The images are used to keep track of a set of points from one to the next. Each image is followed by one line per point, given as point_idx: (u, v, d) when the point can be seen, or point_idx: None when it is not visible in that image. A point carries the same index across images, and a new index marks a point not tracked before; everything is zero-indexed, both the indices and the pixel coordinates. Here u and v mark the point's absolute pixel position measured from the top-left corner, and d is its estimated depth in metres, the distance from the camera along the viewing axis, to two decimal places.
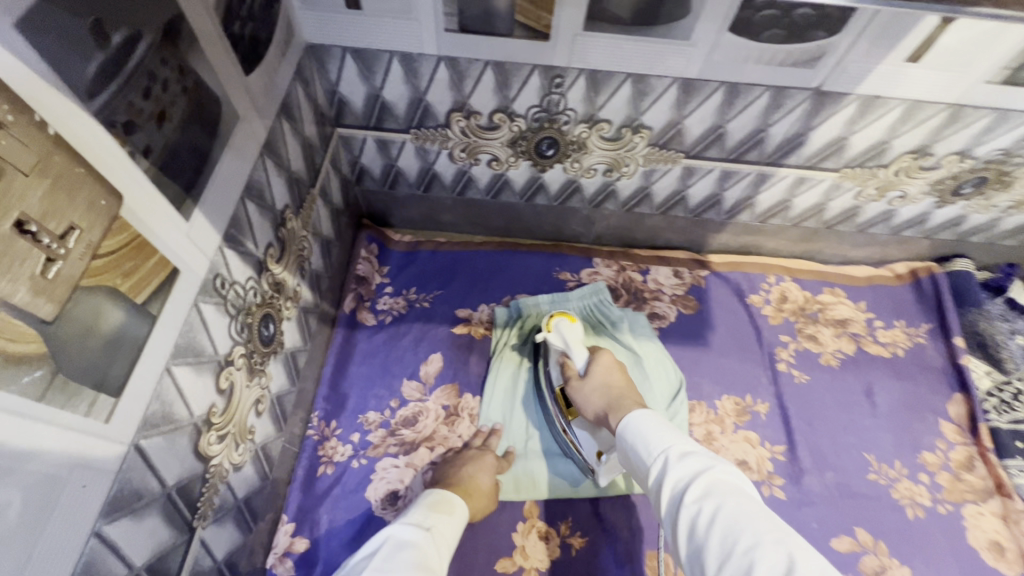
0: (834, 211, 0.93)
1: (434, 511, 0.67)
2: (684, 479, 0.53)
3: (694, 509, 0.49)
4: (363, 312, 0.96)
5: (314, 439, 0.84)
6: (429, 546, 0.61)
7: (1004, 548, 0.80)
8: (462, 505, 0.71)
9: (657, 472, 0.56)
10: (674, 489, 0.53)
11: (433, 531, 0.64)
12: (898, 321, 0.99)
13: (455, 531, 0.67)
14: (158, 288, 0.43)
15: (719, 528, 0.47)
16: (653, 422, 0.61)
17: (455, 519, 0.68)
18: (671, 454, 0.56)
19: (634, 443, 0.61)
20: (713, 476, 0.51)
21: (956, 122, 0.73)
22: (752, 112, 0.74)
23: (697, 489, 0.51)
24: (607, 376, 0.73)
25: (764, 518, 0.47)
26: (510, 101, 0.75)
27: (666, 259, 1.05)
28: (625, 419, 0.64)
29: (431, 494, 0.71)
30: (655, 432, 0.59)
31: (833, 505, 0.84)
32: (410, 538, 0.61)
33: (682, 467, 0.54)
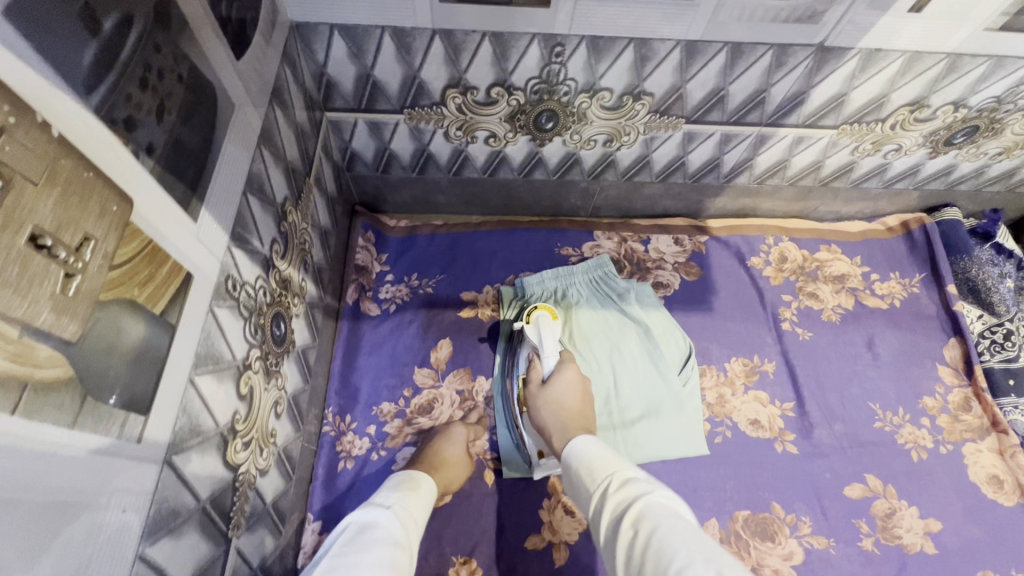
0: (831, 167, 0.93)
1: (399, 491, 0.66)
2: (621, 505, 0.53)
3: (629, 535, 0.50)
4: (366, 302, 0.94)
5: (331, 435, 0.83)
6: (394, 522, 0.60)
7: (1002, 481, 0.85)
8: (428, 482, 0.71)
9: (597, 502, 0.57)
10: (615, 516, 0.53)
11: (397, 506, 0.62)
12: (893, 273, 1.01)
13: (424, 506, 0.66)
14: (176, 295, 0.40)
15: (653, 549, 0.47)
16: (599, 452, 0.63)
17: (420, 493, 0.67)
18: (613, 483, 0.57)
19: (581, 472, 0.62)
20: (649, 500, 0.52)
21: (954, 72, 0.74)
22: (755, 73, 0.73)
23: (635, 513, 0.51)
24: (562, 393, 0.78)
25: (696, 535, 0.47)
26: (508, 73, 0.72)
27: (666, 227, 1.05)
28: (575, 448, 0.66)
29: (397, 476, 0.70)
30: (597, 463, 0.61)
31: (843, 454, 0.87)
32: (372, 517, 0.60)
33: (626, 492, 0.54)
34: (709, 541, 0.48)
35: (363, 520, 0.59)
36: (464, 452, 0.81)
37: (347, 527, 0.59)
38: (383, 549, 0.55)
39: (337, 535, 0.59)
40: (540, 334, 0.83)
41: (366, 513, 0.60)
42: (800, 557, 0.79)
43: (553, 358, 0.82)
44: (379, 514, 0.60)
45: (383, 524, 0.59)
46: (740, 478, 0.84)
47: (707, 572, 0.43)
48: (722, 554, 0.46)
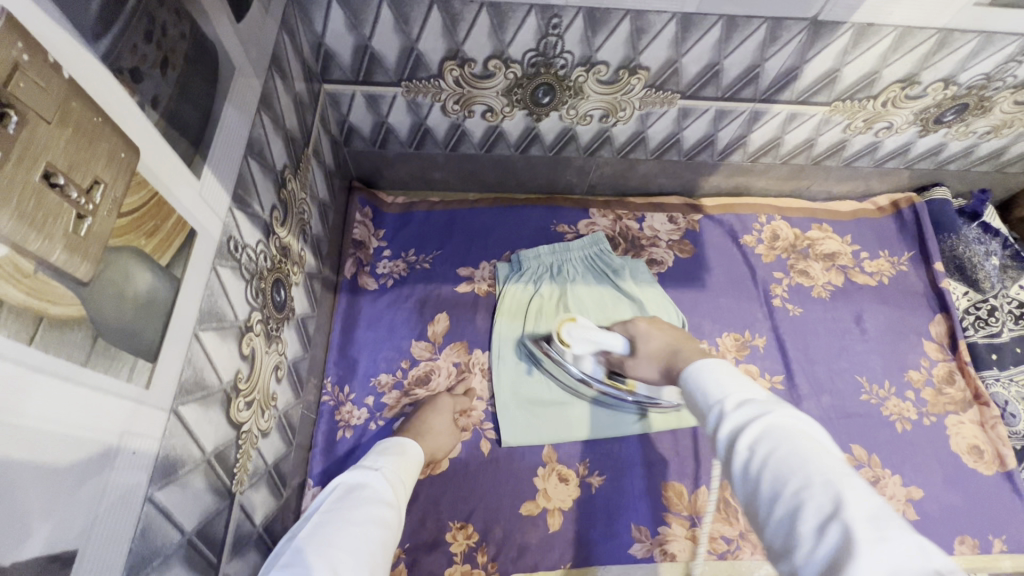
0: (823, 145, 0.94)
1: (387, 455, 0.68)
2: (734, 425, 0.46)
3: (743, 456, 0.43)
4: (363, 277, 0.95)
5: (329, 405, 0.84)
6: (383, 483, 0.62)
7: (982, 450, 0.88)
8: (415, 446, 0.72)
9: (709, 419, 0.49)
10: (725, 436, 0.46)
11: (386, 469, 0.65)
12: (882, 251, 1.03)
13: (413, 471, 0.69)
14: (180, 250, 0.41)
15: (772, 475, 0.40)
16: (718, 369, 0.54)
17: (408, 457, 0.69)
18: (725, 404, 0.49)
19: (697, 391, 0.54)
20: (771, 422, 0.44)
21: (945, 48, 0.75)
22: (749, 47, 0.73)
23: (752, 434, 0.44)
24: (649, 337, 0.78)
25: (824, 463, 0.39)
26: (506, 45, 0.72)
27: (661, 205, 1.06)
28: (698, 364, 0.57)
29: (387, 442, 0.72)
30: (716, 382, 0.53)
31: (830, 425, 0.89)
32: (361, 479, 0.62)
33: (739, 414, 0.46)
34: (844, 467, 0.40)
35: (352, 482, 0.62)
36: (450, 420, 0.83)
37: (337, 488, 0.61)
38: (373, 505, 0.58)
39: (327, 495, 0.60)
40: (584, 335, 0.83)
41: (356, 475, 0.62)
42: None
43: (615, 336, 0.82)
44: (369, 476, 0.62)
45: (373, 484, 0.61)
46: None
47: (827, 504, 0.36)
48: (852, 475, 0.39)
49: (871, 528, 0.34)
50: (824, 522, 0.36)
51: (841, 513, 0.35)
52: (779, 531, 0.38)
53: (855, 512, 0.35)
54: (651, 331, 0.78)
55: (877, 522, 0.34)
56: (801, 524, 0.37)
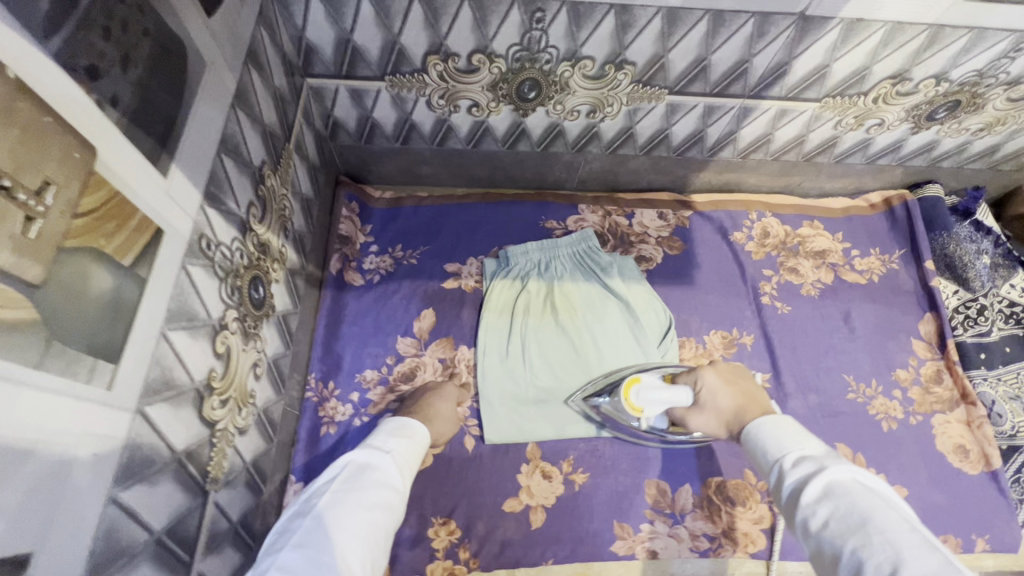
0: (814, 142, 0.93)
1: (398, 436, 0.66)
2: (798, 481, 0.54)
3: (805, 511, 0.51)
4: (350, 272, 0.94)
5: (313, 400, 0.84)
6: (392, 467, 0.62)
7: (968, 450, 0.88)
8: (422, 430, 0.70)
9: (774, 477, 0.57)
10: (793, 490, 0.54)
11: (396, 453, 0.63)
12: (873, 249, 1.03)
13: (419, 453, 0.67)
14: (146, 250, 0.41)
15: (834, 528, 0.47)
16: (772, 428, 0.62)
17: (416, 440, 0.67)
18: (786, 463, 0.57)
19: (757, 447, 0.62)
20: (832, 477, 0.51)
21: (935, 44, 0.73)
22: (737, 42, 0.72)
23: (816, 490, 0.51)
24: (717, 395, 0.74)
25: (885, 515, 0.46)
26: (489, 40, 0.71)
27: (651, 201, 1.05)
28: (754, 422, 0.64)
29: (391, 420, 0.69)
30: (776, 438, 0.60)
31: (815, 424, 0.89)
32: (372, 460, 0.61)
33: (800, 472, 0.54)
34: (909, 521, 0.46)
35: (362, 460, 0.60)
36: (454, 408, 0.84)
37: (346, 464, 0.59)
38: (381, 489, 0.58)
39: (334, 470, 0.59)
40: (654, 399, 0.78)
41: (367, 454, 0.61)
42: (770, 520, 0.81)
43: (683, 388, 0.77)
44: (381, 458, 0.62)
45: (384, 467, 0.61)
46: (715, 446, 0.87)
47: (887, 556, 0.43)
48: (923, 532, 0.44)
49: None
50: (884, 573, 0.42)
51: (900, 561, 0.42)
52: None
53: (914, 563, 0.41)
54: (719, 387, 0.75)
55: (939, 565, 0.41)
56: (863, 572, 0.43)
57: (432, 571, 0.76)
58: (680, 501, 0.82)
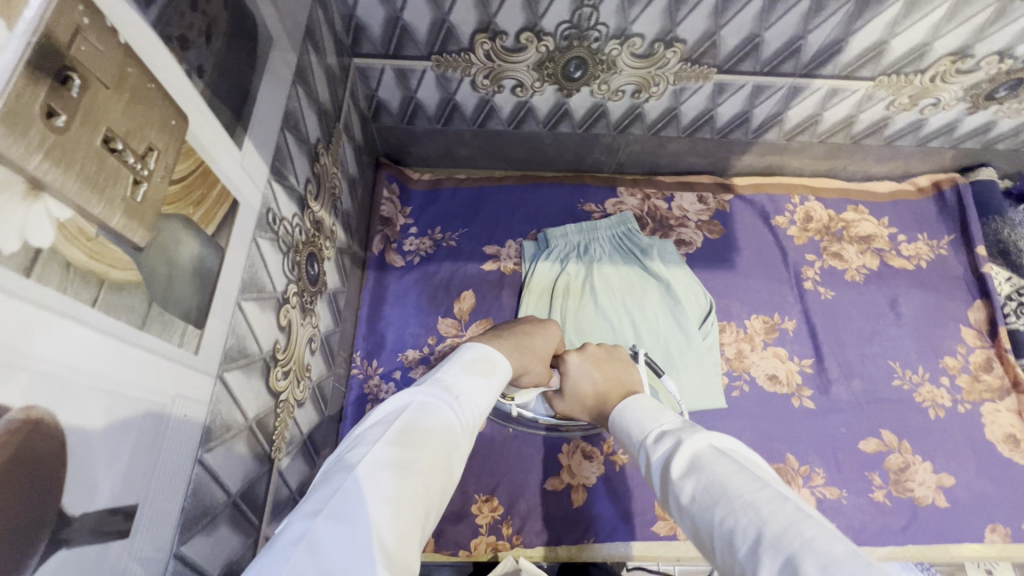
0: (864, 123, 0.91)
1: (469, 374, 0.50)
2: (661, 460, 0.47)
3: (674, 491, 0.43)
4: (391, 253, 0.95)
5: (359, 377, 0.86)
6: (456, 418, 0.45)
7: (1018, 440, 0.86)
8: (504, 365, 0.55)
9: (641, 461, 0.50)
10: (659, 473, 0.46)
11: (461, 401, 0.47)
12: (920, 234, 1.00)
13: (492, 399, 0.52)
14: (224, 220, 0.42)
15: (699, 503, 0.41)
16: (632, 411, 0.56)
17: (491, 384, 0.51)
18: (649, 442, 0.50)
19: (624, 431, 0.55)
20: (690, 446, 0.45)
21: (1002, 18, 0.70)
22: (792, 18, 0.71)
23: (679, 465, 0.44)
24: (580, 381, 0.67)
25: (737, 475, 0.40)
26: (539, 17, 0.71)
27: (690, 184, 1.04)
28: (618, 406, 0.58)
29: (468, 350, 0.54)
30: (642, 417, 0.53)
31: (859, 411, 0.88)
32: (433, 403, 0.44)
33: (662, 448, 0.47)
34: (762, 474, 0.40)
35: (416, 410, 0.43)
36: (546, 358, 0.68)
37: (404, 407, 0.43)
38: (439, 447, 0.41)
39: (392, 409, 0.43)
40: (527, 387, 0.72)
41: (423, 401, 0.44)
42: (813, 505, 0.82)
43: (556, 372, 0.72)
44: (446, 404, 0.45)
45: (447, 416, 0.44)
46: (756, 429, 0.86)
47: (750, 522, 0.37)
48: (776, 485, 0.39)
49: (788, 532, 0.34)
50: (751, 541, 0.36)
51: (762, 524, 0.36)
52: (723, 558, 0.38)
53: (771, 520, 0.36)
54: (587, 372, 0.67)
55: (796, 518, 0.35)
56: (736, 546, 0.37)
57: (475, 546, 0.77)
58: None
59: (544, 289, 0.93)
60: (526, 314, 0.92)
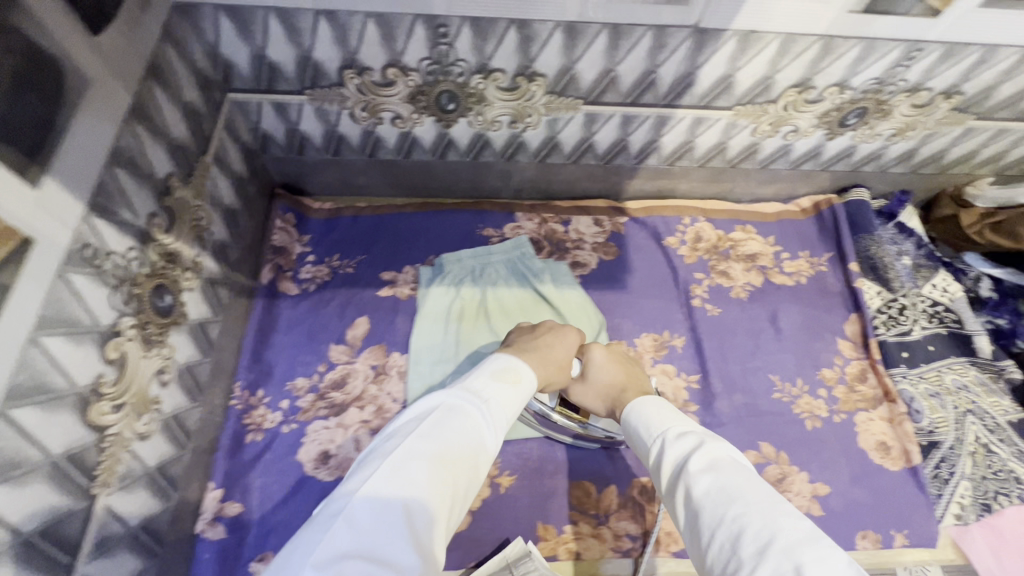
0: (735, 149, 0.96)
1: (496, 380, 0.61)
2: (680, 456, 0.55)
3: (688, 484, 0.52)
4: (284, 281, 0.95)
5: (238, 408, 0.84)
6: (483, 418, 0.56)
7: (889, 447, 0.89)
8: (529, 375, 0.65)
9: (654, 452, 0.59)
10: (676, 466, 0.55)
11: (488, 402, 0.58)
12: (802, 252, 1.05)
13: (519, 401, 0.62)
14: (7, 257, 0.42)
15: (714, 499, 0.49)
16: (653, 407, 0.64)
17: (518, 389, 0.62)
18: (668, 437, 0.58)
19: (639, 423, 0.63)
20: (710, 452, 0.54)
21: (830, 53, 0.76)
22: (638, 54, 0.75)
23: (699, 463, 0.53)
24: (602, 373, 0.76)
25: (752, 490, 0.49)
26: (399, 54, 0.74)
27: (586, 208, 1.08)
28: (637, 401, 0.67)
29: (498, 359, 0.65)
30: (660, 416, 0.62)
31: (738, 424, 0.90)
32: (462, 407, 0.56)
33: (680, 446, 0.56)
34: (773, 493, 0.49)
35: (448, 410, 0.55)
36: (569, 357, 0.76)
37: (435, 410, 0.55)
38: (462, 443, 0.53)
39: (429, 409, 0.55)
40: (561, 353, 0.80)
41: (457, 404, 0.56)
42: None
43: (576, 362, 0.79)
44: (474, 407, 0.56)
45: (474, 418, 0.55)
46: None
47: (761, 529, 0.45)
48: (785, 504, 0.48)
49: (798, 545, 0.43)
50: (760, 544, 0.44)
51: (774, 534, 0.44)
52: (721, 547, 0.46)
53: (785, 532, 0.44)
54: (607, 365, 0.76)
55: (808, 536, 0.44)
56: (741, 545, 0.45)
57: None
58: (605, 501, 0.83)
59: (437, 311, 0.94)
60: (418, 339, 0.92)
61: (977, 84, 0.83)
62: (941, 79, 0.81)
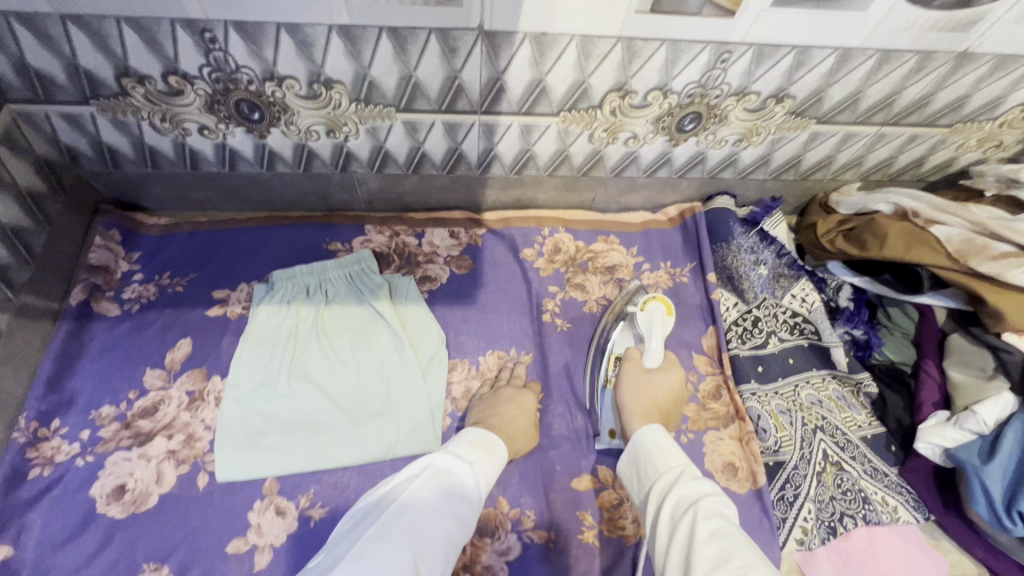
0: (579, 156, 0.92)
1: (478, 448, 0.69)
2: (691, 497, 0.59)
3: (693, 525, 0.55)
4: (102, 302, 0.89)
5: (22, 441, 0.77)
6: (469, 478, 0.65)
7: (736, 468, 0.84)
8: (503, 446, 0.74)
9: (665, 485, 0.62)
10: (683, 504, 0.59)
11: (475, 466, 0.67)
12: (663, 263, 1.01)
13: (496, 469, 0.70)
14: None
15: (717, 544, 0.52)
16: (667, 442, 0.68)
17: (495, 455, 0.70)
18: (684, 475, 0.62)
19: (650, 455, 0.67)
20: (720, 501, 0.58)
21: (636, 56, 0.72)
22: (432, 59, 0.71)
23: (706, 507, 0.56)
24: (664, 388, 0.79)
25: (755, 550, 0.53)
26: (174, 61, 0.70)
27: (441, 220, 1.03)
28: (648, 427, 0.71)
29: (475, 431, 0.73)
30: (673, 454, 0.67)
31: (577, 449, 0.85)
32: (450, 469, 0.65)
33: (695, 486, 0.60)
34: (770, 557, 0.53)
35: (442, 471, 0.64)
36: (528, 423, 0.83)
37: (426, 471, 0.63)
38: (453, 502, 0.61)
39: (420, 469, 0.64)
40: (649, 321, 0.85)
41: (449, 464, 0.65)
42: (516, 552, 0.77)
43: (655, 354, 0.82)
44: (462, 469, 0.65)
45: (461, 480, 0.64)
46: None
47: None
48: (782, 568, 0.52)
49: None
50: None
51: None
52: None
53: None
54: (672, 386, 0.79)
55: None
56: None
57: None
58: None
59: (267, 335, 0.89)
60: (239, 363, 0.86)
61: (804, 87, 0.79)
62: (765, 82, 0.78)
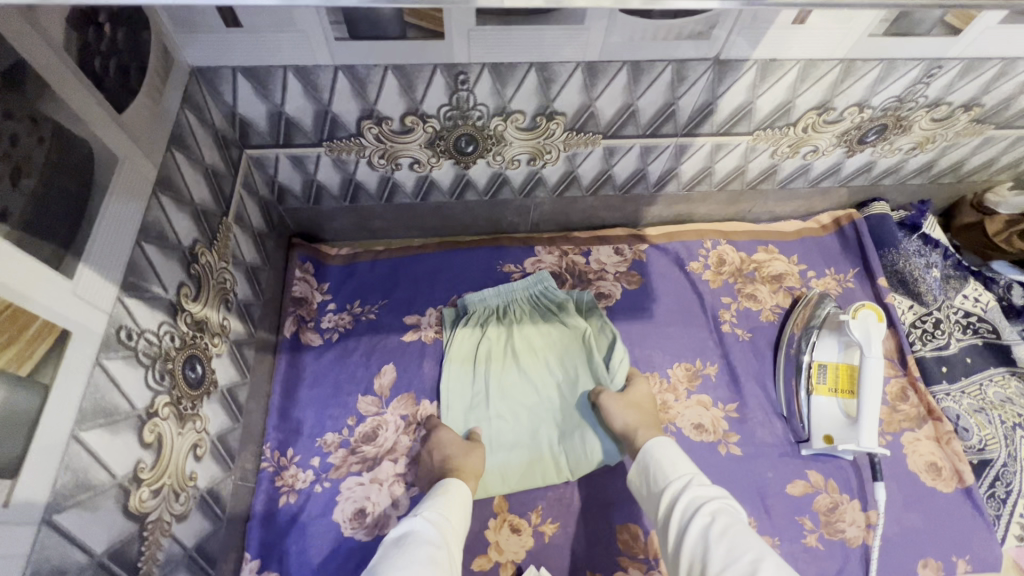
0: (754, 171, 0.95)
1: (431, 499, 0.69)
2: (700, 499, 0.63)
3: (706, 520, 0.59)
4: (307, 333, 0.93)
5: (269, 471, 0.82)
6: (426, 528, 0.63)
7: (940, 468, 0.86)
8: (459, 485, 0.73)
9: (675, 486, 0.66)
10: (692, 506, 0.62)
11: (425, 514, 0.66)
12: (828, 269, 1.03)
13: (457, 510, 0.69)
14: (46, 356, 0.41)
15: (729, 540, 0.56)
16: (671, 450, 0.71)
17: (449, 497, 0.69)
18: (692, 479, 0.66)
19: (659, 460, 0.70)
20: (724, 503, 0.61)
21: (850, 76, 0.76)
22: (659, 87, 0.75)
23: (714, 508, 0.60)
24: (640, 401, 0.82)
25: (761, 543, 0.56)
26: (418, 102, 0.73)
27: (606, 238, 1.06)
28: (652, 441, 0.73)
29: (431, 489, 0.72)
30: (681, 460, 0.70)
31: (785, 455, 0.88)
32: (402, 530, 0.63)
33: (704, 490, 0.64)
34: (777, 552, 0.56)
35: (397, 535, 0.63)
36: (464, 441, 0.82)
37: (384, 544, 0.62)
38: (417, 553, 0.59)
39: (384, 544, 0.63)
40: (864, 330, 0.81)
41: (400, 527, 0.64)
42: None
43: (875, 356, 0.80)
44: (414, 524, 0.64)
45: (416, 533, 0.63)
46: None
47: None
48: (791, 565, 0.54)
49: None
50: None
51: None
52: None
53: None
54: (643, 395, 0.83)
55: None
56: None
57: None
58: (653, 544, 0.80)
59: (467, 358, 0.92)
60: (448, 387, 0.89)
61: (996, 96, 0.82)
62: (962, 93, 0.81)
